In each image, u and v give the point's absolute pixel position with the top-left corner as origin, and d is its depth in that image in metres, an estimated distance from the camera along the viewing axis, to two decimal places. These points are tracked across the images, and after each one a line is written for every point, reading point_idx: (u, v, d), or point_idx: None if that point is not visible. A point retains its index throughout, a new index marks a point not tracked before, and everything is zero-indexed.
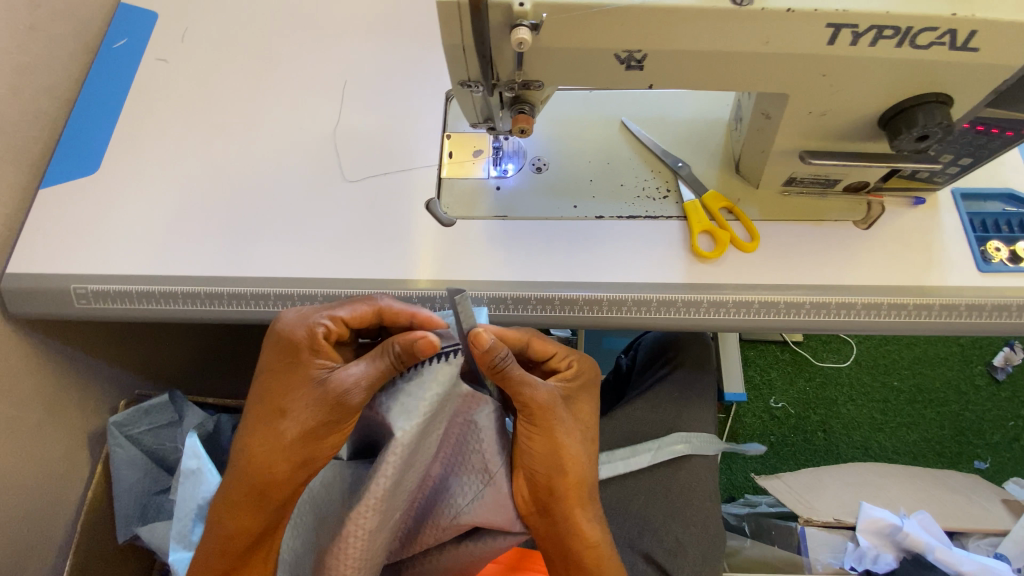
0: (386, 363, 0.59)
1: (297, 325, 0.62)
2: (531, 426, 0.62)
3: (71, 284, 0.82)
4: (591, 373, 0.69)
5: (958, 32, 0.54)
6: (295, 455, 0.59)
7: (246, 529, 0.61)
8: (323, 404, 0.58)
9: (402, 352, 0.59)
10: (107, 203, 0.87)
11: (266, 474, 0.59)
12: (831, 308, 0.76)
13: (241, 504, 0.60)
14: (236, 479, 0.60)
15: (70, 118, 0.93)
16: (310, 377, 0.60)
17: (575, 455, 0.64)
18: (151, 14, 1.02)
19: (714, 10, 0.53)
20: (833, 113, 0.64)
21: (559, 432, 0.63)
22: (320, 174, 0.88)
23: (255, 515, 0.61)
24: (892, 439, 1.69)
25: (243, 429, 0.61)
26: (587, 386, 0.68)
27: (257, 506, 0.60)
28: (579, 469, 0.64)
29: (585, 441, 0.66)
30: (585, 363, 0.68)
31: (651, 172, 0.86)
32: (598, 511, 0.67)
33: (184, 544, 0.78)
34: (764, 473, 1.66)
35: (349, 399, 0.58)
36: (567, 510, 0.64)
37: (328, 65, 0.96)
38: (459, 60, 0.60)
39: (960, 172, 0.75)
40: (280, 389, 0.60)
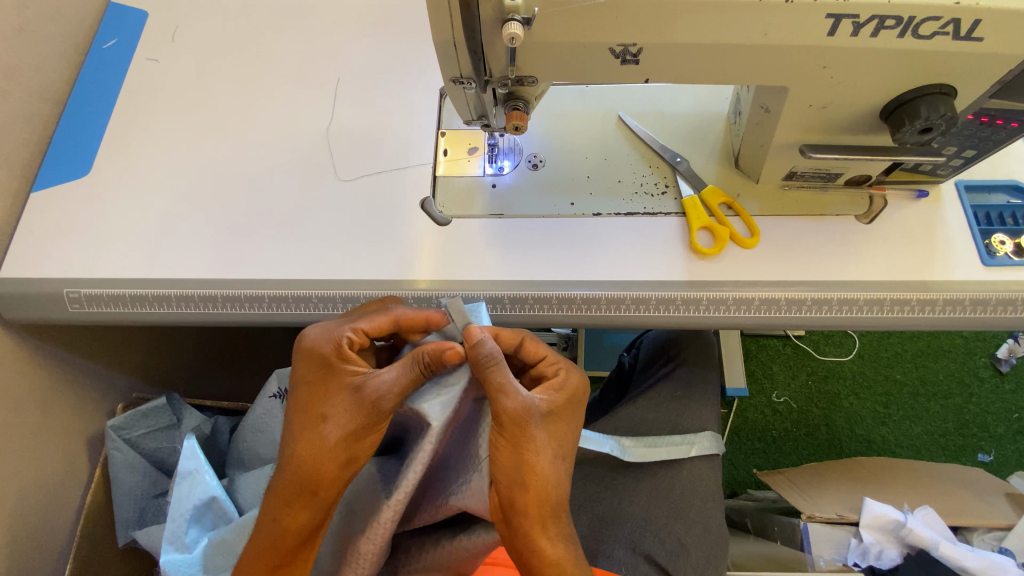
0: (417, 371, 0.59)
1: (323, 338, 0.62)
2: (504, 433, 0.58)
3: (64, 288, 0.81)
4: (579, 391, 0.64)
5: (962, 20, 0.52)
6: (339, 456, 0.57)
7: (292, 535, 0.58)
8: (363, 408, 0.58)
9: (431, 360, 0.59)
10: (100, 205, 0.86)
11: (310, 475, 0.57)
12: (833, 305, 0.75)
13: (291, 506, 0.57)
14: (285, 480, 0.57)
15: (62, 120, 0.92)
16: (344, 383, 0.60)
17: (541, 467, 0.58)
18: (141, 13, 1.01)
19: (711, 2, 0.52)
20: (833, 105, 0.63)
21: (528, 446, 0.58)
22: (315, 174, 0.87)
23: (300, 517, 0.57)
24: (895, 433, 1.68)
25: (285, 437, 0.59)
26: (574, 402, 0.63)
27: (302, 509, 0.57)
28: (544, 483, 0.58)
29: (559, 460, 0.60)
30: (571, 377, 0.64)
31: (649, 167, 0.84)
32: (566, 531, 0.60)
33: (177, 545, 0.77)
34: (767, 468, 1.66)
35: (384, 404, 0.58)
36: (526, 527, 0.57)
37: (321, 62, 0.95)
38: (451, 56, 0.59)
39: (964, 164, 0.73)
40: (314, 395, 0.60)
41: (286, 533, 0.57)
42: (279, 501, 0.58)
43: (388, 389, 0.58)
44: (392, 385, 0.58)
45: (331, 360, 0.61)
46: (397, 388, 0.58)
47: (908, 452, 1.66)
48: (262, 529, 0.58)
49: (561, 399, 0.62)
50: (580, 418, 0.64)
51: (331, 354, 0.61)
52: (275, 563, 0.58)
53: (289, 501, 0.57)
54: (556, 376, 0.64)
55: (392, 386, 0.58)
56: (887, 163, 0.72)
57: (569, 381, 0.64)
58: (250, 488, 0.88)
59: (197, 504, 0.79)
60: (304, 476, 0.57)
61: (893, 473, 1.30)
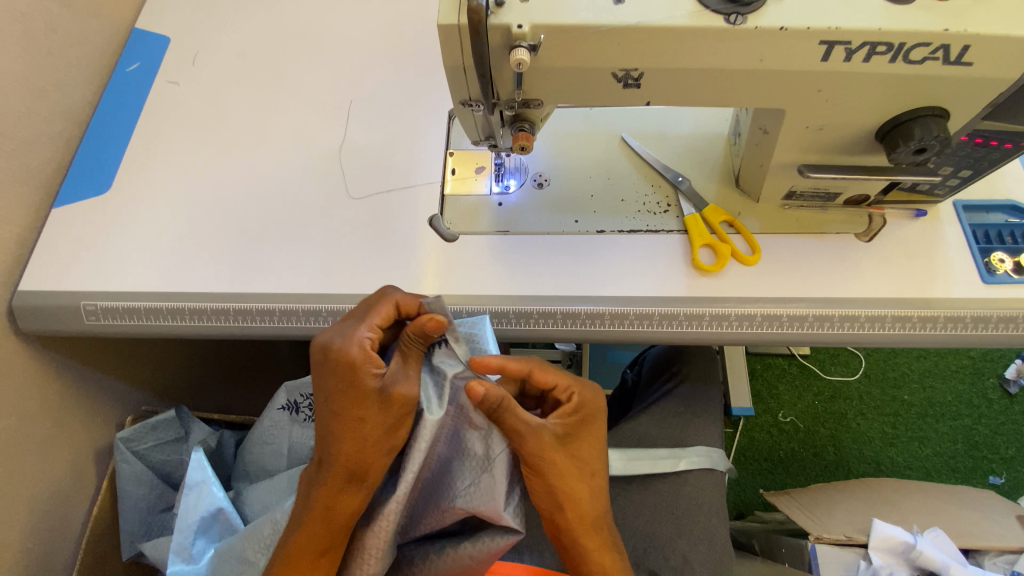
0: (410, 354, 0.61)
1: (345, 341, 0.59)
2: (530, 469, 0.60)
3: (81, 301, 0.83)
4: (594, 406, 0.63)
5: (952, 46, 0.54)
6: (381, 447, 0.59)
7: (339, 519, 0.60)
8: (395, 404, 0.57)
9: (416, 338, 0.60)
10: (118, 221, 0.89)
11: (355, 467, 0.59)
12: (834, 321, 0.76)
13: (338, 492, 0.60)
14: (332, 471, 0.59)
15: (85, 140, 0.96)
16: (370, 385, 0.58)
17: (571, 492, 0.60)
18: (163, 38, 1.05)
19: (709, 30, 0.54)
20: (829, 127, 0.65)
21: (555, 475, 0.59)
22: (327, 192, 0.89)
23: (349, 502, 0.60)
24: (904, 454, 1.66)
25: (324, 435, 0.59)
26: (591, 416, 0.63)
27: (350, 494, 0.60)
28: (580, 504, 0.61)
29: (588, 477, 0.62)
30: (584, 396, 0.63)
31: (651, 187, 0.86)
32: (612, 539, 0.63)
33: (183, 556, 0.77)
34: (774, 489, 1.64)
35: (414, 394, 0.58)
36: (574, 542, 0.61)
37: (334, 86, 0.99)
38: (460, 79, 0.62)
39: (961, 184, 0.75)
40: (351, 400, 0.58)
41: (336, 518, 0.60)
42: (326, 492, 0.59)
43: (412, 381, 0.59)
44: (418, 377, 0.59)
45: (367, 362, 0.58)
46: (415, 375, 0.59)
47: (917, 474, 1.64)
48: (305, 516, 0.61)
49: (576, 421, 0.62)
50: (603, 427, 0.64)
51: (364, 356, 0.58)
52: (324, 547, 0.60)
53: (336, 492, 0.59)
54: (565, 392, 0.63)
55: (410, 375, 0.59)
56: (885, 182, 0.73)
57: (584, 399, 0.63)
58: (255, 501, 0.88)
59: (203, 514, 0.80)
60: (350, 470, 0.59)
61: (901, 495, 1.28)
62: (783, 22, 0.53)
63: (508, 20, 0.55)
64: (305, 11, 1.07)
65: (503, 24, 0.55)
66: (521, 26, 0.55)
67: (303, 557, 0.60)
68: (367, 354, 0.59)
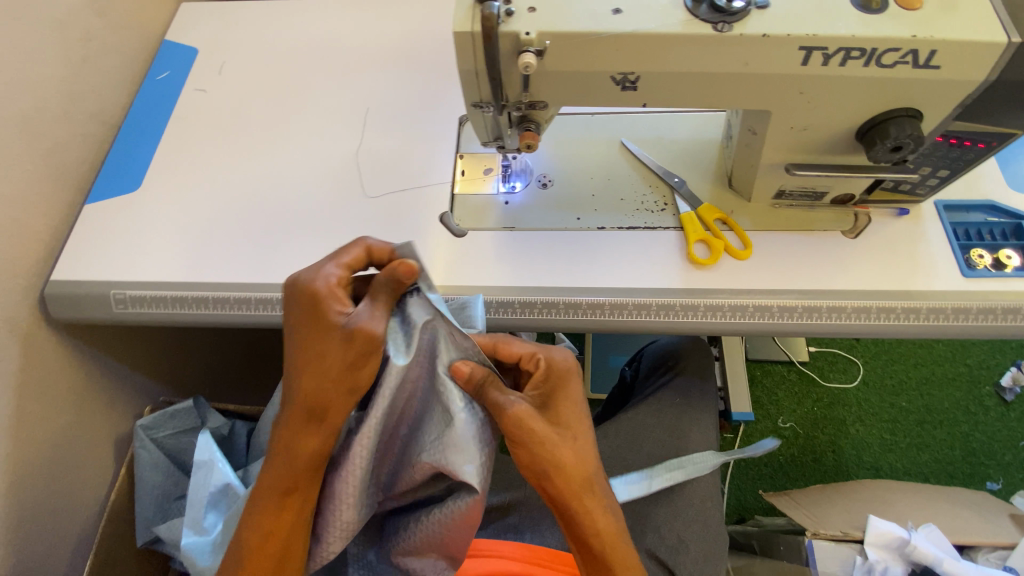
0: (380, 296, 0.63)
1: (314, 277, 0.64)
2: (511, 441, 0.62)
3: (111, 290, 0.88)
4: (566, 368, 0.65)
5: (920, 51, 0.60)
6: (339, 385, 0.63)
7: (301, 460, 0.64)
8: (354, 340, 0.61)
9: (390, 280, 0.63)
10: (146, 217, 0.95)
11: (319, 403, 0.63)
12: (822, 312, 0.80)
13: (296, 431, 0.64)
14: (290, 409, 0.64)
15: (116, 141, 1.02)
16: (333, 321, 0.62)
17: (556, 455, 0.61)
18: (191, 49, 1.12)
19: (697, 36, 0.60)
20: (812, 128, 0.70)
21: (535, 439, 0.61)
22: (343, 191, 0.95)
23: (307, 443, 0.64)
24: (902, 460, 1.69)
25: (290, 373, 0.64)
26: (563, 380, 0.65)
27: (306, 435, 0.64)
28: (569, 467, 0.62)
29: (571, 439, 0.63)
30: (553, 360, 0.65)
31: (649, 187, 0.92)
32: (609, 498, 0.64)
33: (195, 529, 0.82)
34: (773, 492, 1.66)
35: (373, 330, 0.61)
36: (569, 508, 0.62)
37: (350, 94, 1.05)
38: (472, 82, 0.67)
39: (940, 184, 0.80)
40: (314, 332, 0.63)
41: (292, 460, 0.64)
42: (292, 429, 0.64)
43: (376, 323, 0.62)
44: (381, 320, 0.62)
45: (329, 299, 0.63)
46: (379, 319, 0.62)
47: (915, 479, 1.66)
48: (276, 454, 0.65)
49: (550, 387, 0.65)
50: (580, 388, 0.66)
51: (328, 292, 0.64)
52: (290, 484, 0.65)
53: (301, 426, 0.64)
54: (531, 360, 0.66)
55: (374, 317, 0.62)
56: (867, 181, 0.78)
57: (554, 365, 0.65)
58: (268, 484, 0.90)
59: (214, 491, 0.83)
60: (313, 405, 0.63)
61: (897, 494, 1.31)
62: (764, 30, 0.59)
63: (517, 28, 0.61)
64: (324, 26, 1.14)
65: (512, 32, 0.61)
66: (528, 33, 0.61)
67: (275, 493, 0.65)
68: (333, 292, 0.64)
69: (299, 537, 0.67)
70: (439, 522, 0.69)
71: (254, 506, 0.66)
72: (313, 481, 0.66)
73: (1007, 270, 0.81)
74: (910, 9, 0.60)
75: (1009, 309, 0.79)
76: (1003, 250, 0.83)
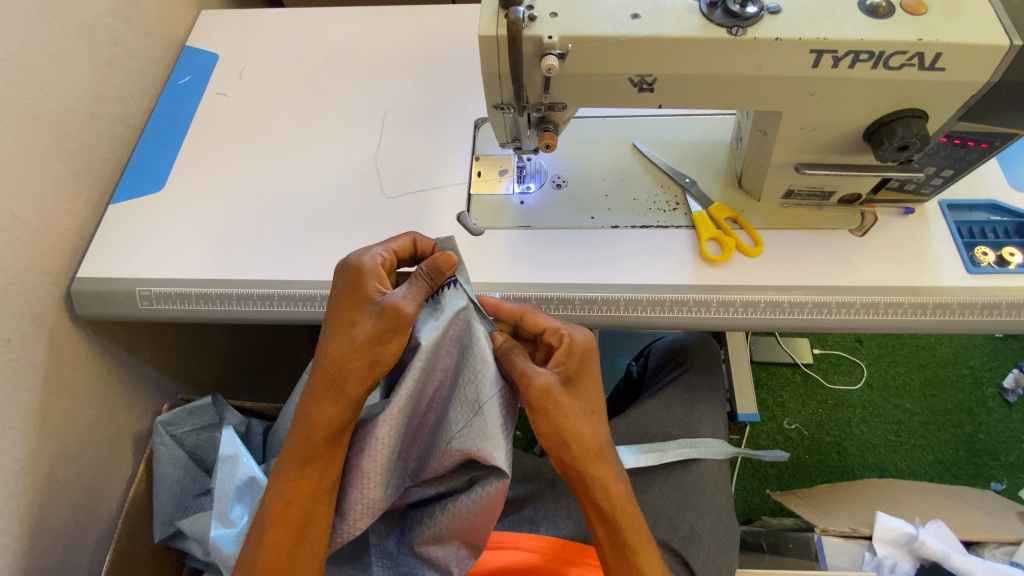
0: (419, 281, 0.69)
1: (360, 253, 0.71)
2: (535, 405, 0.67)
3: (137, 287, 0.90)
4: (588, 347, 0.70)
5: (926, 54, 0.63)
6: (364, 358, 0.68)
7: (323, 426, 0.69)
8: (384, 316, 0.67)
9: (431, 271, 0.70)
10: (169, 216, 0.97)
11: (342, 372, 0.68)
12: (832, 308, 0.82)
13: (321, 397, 0.69)
14: (318, 376, 0.69)
15: (139, 144, 1.05)
16: (369, 296, 0.69)
17: (578, 426, 0.67)
18: (212, 55, 1.15)
19: (713, 40, 0.63)
20: (822, 128, 0.73)
21: (557, 410, 0.66)
22: (362, 191, 0.97)
23: (326, 411, 0.69)
24: (907, 460, 1.70)
25: (321, 341, 0.70)
26: (585, 359, 0.70)
27: (329, 403, 0.69)
28: (587, 437, 0.67)
29: (589, 412, 0.68)
30: (578, 339, 0.69)
31: (661, 187, 0.94)
32: (619, 470, 0.70)
33: (223, 520, 0.84)
34: (780, 491, 1.68)
35: (404, 309, 0.67)
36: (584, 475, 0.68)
37: (368, 98, 1.08)
38: (495, 85, 0.70)
39: (944, 183, 0.82)
40: (352, 304, 0.69)
41: (316, 426, 0.69)
42: (317, 395, 0.69)
43: (406, 304, 0.68)
44: (411, 302, 0.68)
45: (370, 276, 0.70)
46: (408, 301, 0.68)
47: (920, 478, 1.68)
48: (301, 422, 0.70)
49: (574, 362, 0.69)
50: (596, 368, 0.71)
51: (372, 269, 0.70)
52: (310, 451, 0.69)
53: (324, 393, 0.69)
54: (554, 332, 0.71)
55: (407, 297, 0.68)
56: (874, 180, 0.81)
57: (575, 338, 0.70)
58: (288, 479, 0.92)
59: (242, 483, 0.86)
60: (337, 375, 0.68)
61: (903, 492, 1.33)
62: (777, 34, 0.62)
63: (540, 32, 0.64)
64: (341, 33, 1.17)
65: (535, 36, 0.64)
66: (551, 37, 0.64)
67: (297, 457, 0.69)
68: (375, 271, 0.70)
69: (321, 507, 0.70)
70: (467, 506, 0.72)
71: (278, 469, 0.70)
72: (331, 452, 0.70)
73: (1010, 267, 0.83)
74: (915, 14, 0.63)
75: (1013, 304, 0.81)
76: (1006, 247, 0.85)
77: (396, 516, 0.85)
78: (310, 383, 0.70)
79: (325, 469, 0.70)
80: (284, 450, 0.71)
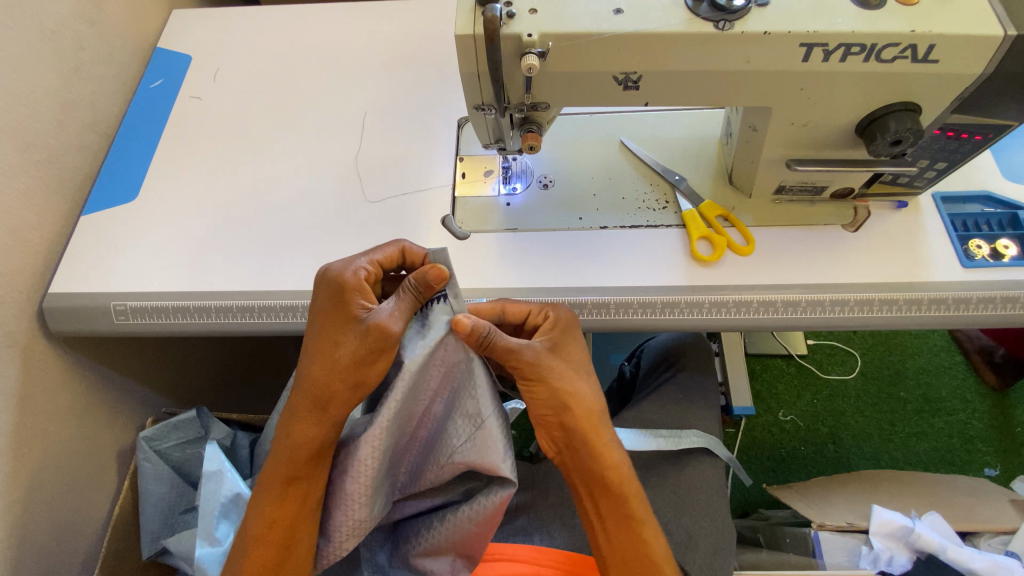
0: (407, 298, 0.67)
1: (342, 268, 0.69)
2: (529, 377, 0.69)
3: (111, 301, 0.87)
4: (569, 321, 0.74)
5: (919, 46, 0.60)
6: (349, 377, 0.66)
7: (306, 444, 0.67)
8: (368, 337, 0.65)
9: (419, 285, 0.67)
10: (143, 227, 0.94)
11: (325, 392, 0.67)
12: (826, 306, 0.81)
13: (305, 415, 0.68)
14: (301, 394, 0.68)
15: (111, 151, 1.01)
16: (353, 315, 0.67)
17: (575, 391, 0.69)
18: (185, 56, 1.11)
19: (699, 35, 0.60)
20: (813, 123, 0.71)
21: (552, 376, 0.69)
22: (344, 196, 0.95)
23: (310, 428, 0.67)
24: (902, 449, 1.70)
25: (304, 358, 0.68)
26: (568, 331, 0.73)
27: (313, 420, 0.67)
28: (584, 402, 0.69)
29: (582, 377, 0.71)
30: (560, 315, 0.74)
31: (650, 185, 0.92)
32: (614, 435, 0.72)
33: (209, 540, 0.81)
34: (777, 483, 1.67)
35: (389, 329, 0.65)
36: (583, 440, 0.69)
37: (347, 99, 1.05)
38: (475, 86, 0.67)
39: (937, 176, 0.81)
40: (334, 322, 0.67)
41: (301, 444, 0.67)
42: (300, 414, 0.68)
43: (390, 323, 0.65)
44: (395, 321, 0.65)
45: (353, 292, 0.67)
46: (392, 320, 0.65)
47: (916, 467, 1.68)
48: (283, 442, 0.68)
49: (557, 334, 0.73)
50: (581, 340, 0.75)
51: (356, 286, 0.68)
52: (293, 471, 0.68)
53: (307, 413, 0.67)
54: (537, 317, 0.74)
55: (392, 316, 0.66)
56: (867, 175, 0.79)
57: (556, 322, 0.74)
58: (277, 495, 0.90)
59: (229, 500, 0.84)
60: (320, 394, 0.67)
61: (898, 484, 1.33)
62: (766, 28, 0.60)
63: (518, 30, 0.61)
64: (318, 31, 1.14)
65: (514, 34, 0.61)
66: (530, 35, 0.61)
67: (280, 477, 0.68)
68: (358, 287, 0.68)
69: (305, 526, 0.69)
70: (464, 520, 0.71)
71: (261, 489, 0.69)
72: (315, 471, 0.69)
73: (1004, 259, 0.82)
74: (908, 4, 0.61)
75: (1007, 298, 0.80)
76: (1000, 239, 0.84)
77: (382, 531, 0.84)
78: (292, 402, 0.69)
79: (309, 488, 0.69)
80: (266, 470, 0.69)
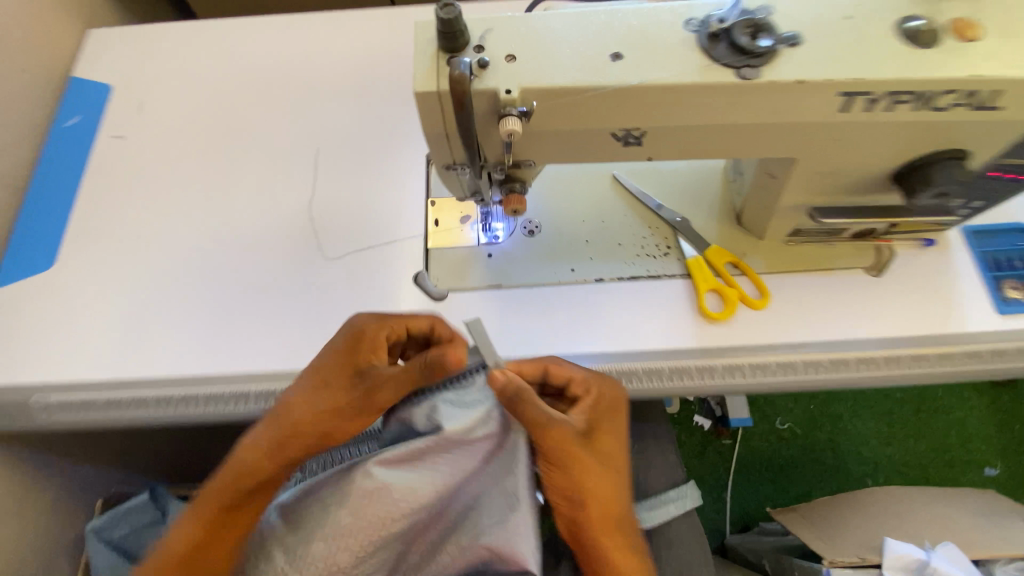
0: (415, 369, 0.60)
1: (377, 321, 0.62)
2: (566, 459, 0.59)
3: (31, 396, 0.74)
4: (614, 399, 0.63)
5: (980, 92, 0.50)
6: (326, 424, 0.58)
7: (252, 475, 0.57)
8: (367, 395, 0.59)
9: (432, 364, 0.59)
10: (64, 299, 0.80)
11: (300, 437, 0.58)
12: (851, 365, 0.73)
13: (262, 449, 0.57)
14: (271, 422, 0.58)
15: (20, 206, 0.86)
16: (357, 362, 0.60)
17: (595, 491, 0.59)
18: (104, 86, 0.95)
19: (718, 86, 0.49)
20: (843, 171, 0.61)
21: (575, 468, 0.59)
22: (300, 252, 0.82)
23: (261, 461, 0.57)
24: (902, 452, 1.67)
25: (293, 387, 0.60)
26: (612, 410, 0.63)
27: (266, 454, 0.57)
28: (604, 503, 0.60)
29: (612, 474, 0.61)
30: (605, 391, 0.63)
31: (649, 229, 0.82)
32: (632, 543, 0.62)
33: None
34: (781, 503, 1.63)
35: (381, 393, 0.60)
36: (596, 544, 0.60)
37: (297, 133, 0.91)
38: (444, 145, 0.55)
39: (973, 214, 0.70)
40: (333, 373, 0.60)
41: (249, 468, 0.57)
42: (266, 449, 0.57)
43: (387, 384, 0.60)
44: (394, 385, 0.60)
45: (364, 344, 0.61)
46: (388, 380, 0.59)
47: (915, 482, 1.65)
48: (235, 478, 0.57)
49: (598, 413, 0.62)
50: (622, 425, 0.63)
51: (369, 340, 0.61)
52: (231, 500, 0.56)
53: (271, 449, 0.57)
54: (581, 383, 0.63)
55: (394, 380, 0.60)
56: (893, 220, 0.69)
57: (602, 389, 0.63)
58: None
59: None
60: (296, 439, 0.58)
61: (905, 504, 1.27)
62: (799, 75, 0.48)
63: (495, 85, 0.49)
64: (259, 50, 0.99)
65: (490, 90, 0.49)
66: (509, 91, 0.49)
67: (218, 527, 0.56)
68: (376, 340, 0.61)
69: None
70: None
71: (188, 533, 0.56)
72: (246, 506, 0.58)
73: None
74: (968, 40, 0.50)
75: None
76: None
77: None
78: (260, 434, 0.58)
79: (228, 535, 0.57)
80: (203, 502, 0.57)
